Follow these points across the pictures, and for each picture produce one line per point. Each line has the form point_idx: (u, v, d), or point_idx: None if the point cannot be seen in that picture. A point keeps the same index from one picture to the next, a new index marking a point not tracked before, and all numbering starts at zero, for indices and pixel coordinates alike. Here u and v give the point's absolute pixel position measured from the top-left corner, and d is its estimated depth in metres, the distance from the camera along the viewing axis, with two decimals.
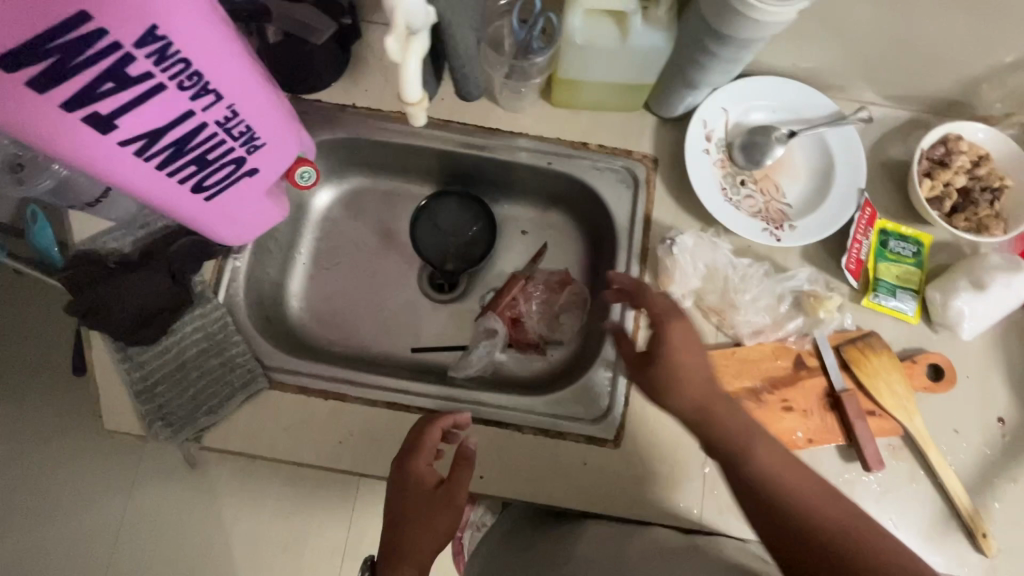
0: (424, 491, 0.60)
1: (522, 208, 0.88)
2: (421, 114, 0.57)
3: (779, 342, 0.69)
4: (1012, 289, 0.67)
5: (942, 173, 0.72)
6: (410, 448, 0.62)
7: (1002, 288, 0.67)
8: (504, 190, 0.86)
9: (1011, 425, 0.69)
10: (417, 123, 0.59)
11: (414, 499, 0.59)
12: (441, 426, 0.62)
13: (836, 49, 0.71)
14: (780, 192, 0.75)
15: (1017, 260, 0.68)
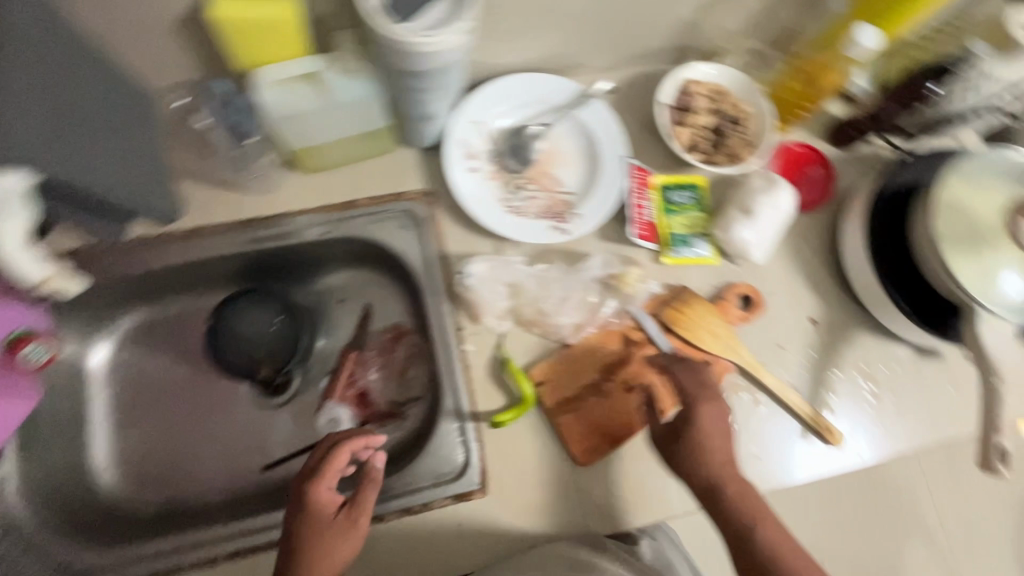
0: (325, 518, 0.57)
1: (331, 277, 0.84)
2: (70, 282, 0.60)
3: (601, 328, 0.70)
4: (781, 209, 0.71)
5: (691, 117, 0.75)
6: (313, 471, 0.59)
7: (772, 212, 0.71)
8: (303, 269, 0.82)
9: (822, 321, 0.75)
10: (74, 288, 0.61)
11: (317, 528, 0.57)
12: (349, 451, 0.59)
13: (554, 36, 0.71)
14: (559, 182, 0.74)
15: (775, 176, 0.72)
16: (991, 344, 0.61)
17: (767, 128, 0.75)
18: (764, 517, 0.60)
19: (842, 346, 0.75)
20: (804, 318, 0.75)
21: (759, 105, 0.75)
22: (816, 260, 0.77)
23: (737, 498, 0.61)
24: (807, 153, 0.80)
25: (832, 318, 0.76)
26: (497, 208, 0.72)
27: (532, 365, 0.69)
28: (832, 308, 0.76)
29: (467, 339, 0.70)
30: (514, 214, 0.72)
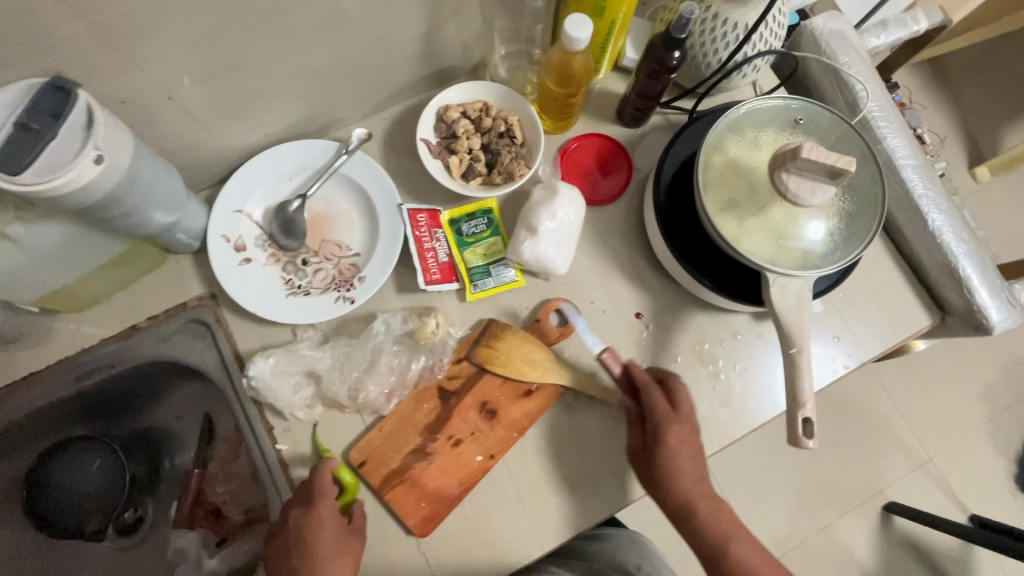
0: (340, 530, 0.59)
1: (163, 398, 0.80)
2: None
3: (414, 388, 0.67)
4: (563, 214, 0.68)
5: (458, 143, 0.71)
6: (312, 495, 0.60)
7: (553, 220, 0.67)
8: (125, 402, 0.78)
9: (648, 313, 0.72)
10: None
11: (333, 540, 0.58)
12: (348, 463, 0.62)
13: (280, 102, 0.67)
14: (344, 246, 0.72)
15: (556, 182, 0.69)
16: (784, 307, 0.58)
17: (537, 134, 0.71)
18: (738, 535, 0.61)
19: (675, 332, 0.72)
20: (628, 314, 0.72)
21: (524, 112, 0.72)
22: (628, 251, 0.74)
23: (710, 520, 0.61)
24: (599, 142, 0.77)
25: (657, 306, 0.72)
26: (279, 294, 0.68)
27: (351, 445, 0.66)
28: (655, 296, 0.73)
29: (280, 438, 0.66)
30: (298, 294, 0.69)
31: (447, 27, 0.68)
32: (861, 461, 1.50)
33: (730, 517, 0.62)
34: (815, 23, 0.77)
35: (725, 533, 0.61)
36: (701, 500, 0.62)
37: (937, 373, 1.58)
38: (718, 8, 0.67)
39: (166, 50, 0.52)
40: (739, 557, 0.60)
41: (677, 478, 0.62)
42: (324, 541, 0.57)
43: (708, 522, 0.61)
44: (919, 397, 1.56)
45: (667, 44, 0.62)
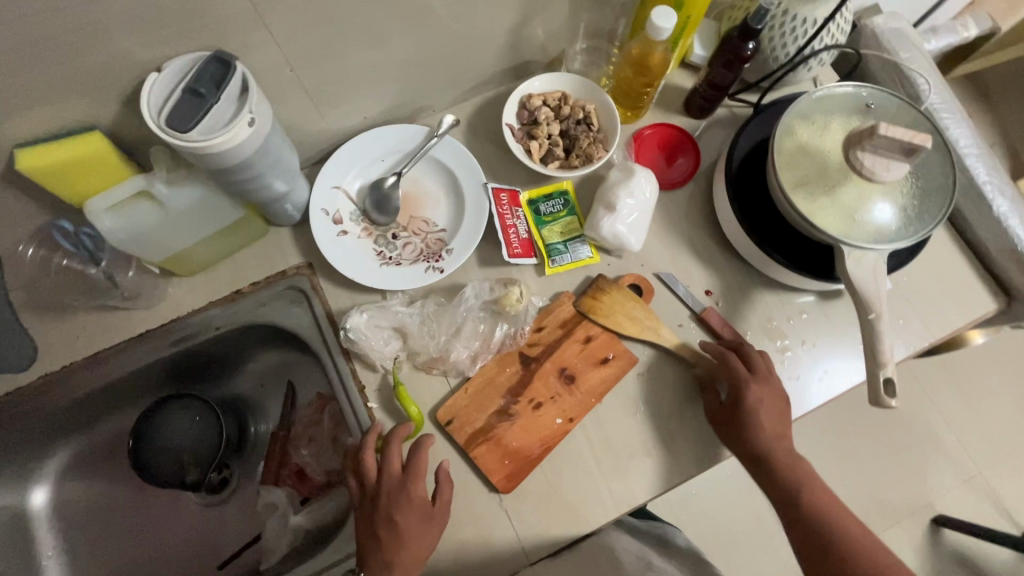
0: (427, 511, 0.62)
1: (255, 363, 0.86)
2: None
3: (497, 353, 0.71)
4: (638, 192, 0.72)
5: (539, 129, 0.77)
6: (400, 480, 0.62)
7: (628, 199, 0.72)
8: (221, 367, 0.84)
9: (718, 291, 0.75)
10: None
11: (421, 525, 0.61)
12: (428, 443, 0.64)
13: (381, 88, 0.74)
14: (431, 223, 0.77)
15: (631, 165, 0.74)
16: (859, 278, 0.61)
17: (613, 120, 0.76)
18: (825, 503, 0.62)
19: (744, 309, 0.75)
20: (699, 291, 0.75)
21: (601, 100, 0.77)
22: (698, 233, 0.77)
23: (788, 467, 0.64)
24: (667, 131, 0.81)
25: (727, 285, 0.76)
26: (372, 263, 0.74)
27: (438, 405, 0.70)
28: (724, 275, 0.76)
29: (371, 396, 0.70)
30: (390, 264, 0.74)
31: (535, 22, 0.74)
32: (903, 467, 1.49)
33: (818, 484, 0.63)
34: (876, 22, 0.81)
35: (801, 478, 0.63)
36: (779, 449, 0.64)
37: (981, 382, 1.56)
38: (788, 5, 0.71)
39: (299, 32, 0.59)
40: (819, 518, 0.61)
41: (762, 429, 0.64)
42: (411, 520, 0.61)
43: (790, 483, 0.63)
44: (961, 403, 1.54)
45: (744, 34, 0.67)
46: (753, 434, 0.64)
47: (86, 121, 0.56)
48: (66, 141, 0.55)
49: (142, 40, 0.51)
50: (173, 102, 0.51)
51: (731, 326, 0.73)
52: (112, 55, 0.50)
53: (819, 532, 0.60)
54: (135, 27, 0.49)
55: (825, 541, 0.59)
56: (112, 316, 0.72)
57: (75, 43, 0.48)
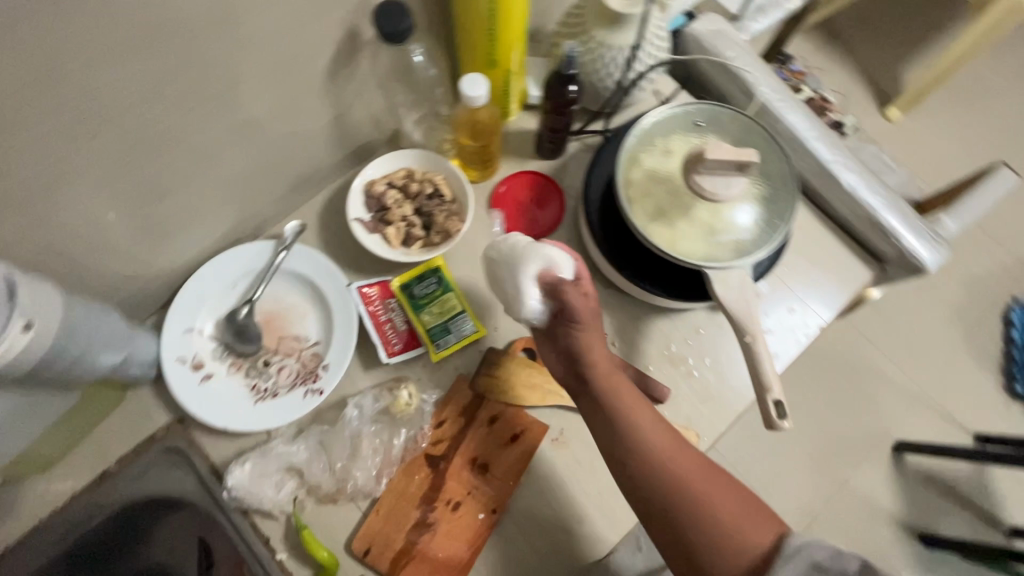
0: None
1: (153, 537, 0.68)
2: None
3: (401, 462, 0.66)
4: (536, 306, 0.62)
5: (391, 213, 0.73)
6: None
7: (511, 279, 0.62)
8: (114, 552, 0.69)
9: (611, 331, 0.74)
10: None
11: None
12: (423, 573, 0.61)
13: (207, 214, 0.68)
14: (302, 339, 0.71)
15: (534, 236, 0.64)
16: (728, 298, 0.61)
17: (463, 187, 0.74)
18: (699, 485, 0.53)
19: (642, 342, 0.73)
20: None
21: (448, 169, 0.74)
22: None
23: (602, 377, 0.59)
24: (524, 180, 0.79)
25: (619, 322, 0.74)
26: (246, 402, 0.68)
27: (353, 537, 0.64)
28: (613, 313, 0.74)
29: (278, 547, 0.64)
30: (266, 398, 0.68)
31: (354, 110, 0.70)
32: (865, 408, 1.47)
33: (675, 447, 0.55)
34: (694, 27, 0.82)
35: (610, 388, 0.58)
36: (598, 359, 0.60)
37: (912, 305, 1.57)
38: (600, 35, 0.70)
39: (78, 200, 0.53)
40: (694, 501, 0.53)
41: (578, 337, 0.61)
42: None
43: (661, 483, 0.54)
44: (900, 331, 1.55)
45: (562, 80, 0.66)
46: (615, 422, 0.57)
47: None
48: None
49: None
50: None
51: (631, 365, 0.71)
52: None
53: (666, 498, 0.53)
54: None
55: (634, 489, 0.55)
56: None
57: None
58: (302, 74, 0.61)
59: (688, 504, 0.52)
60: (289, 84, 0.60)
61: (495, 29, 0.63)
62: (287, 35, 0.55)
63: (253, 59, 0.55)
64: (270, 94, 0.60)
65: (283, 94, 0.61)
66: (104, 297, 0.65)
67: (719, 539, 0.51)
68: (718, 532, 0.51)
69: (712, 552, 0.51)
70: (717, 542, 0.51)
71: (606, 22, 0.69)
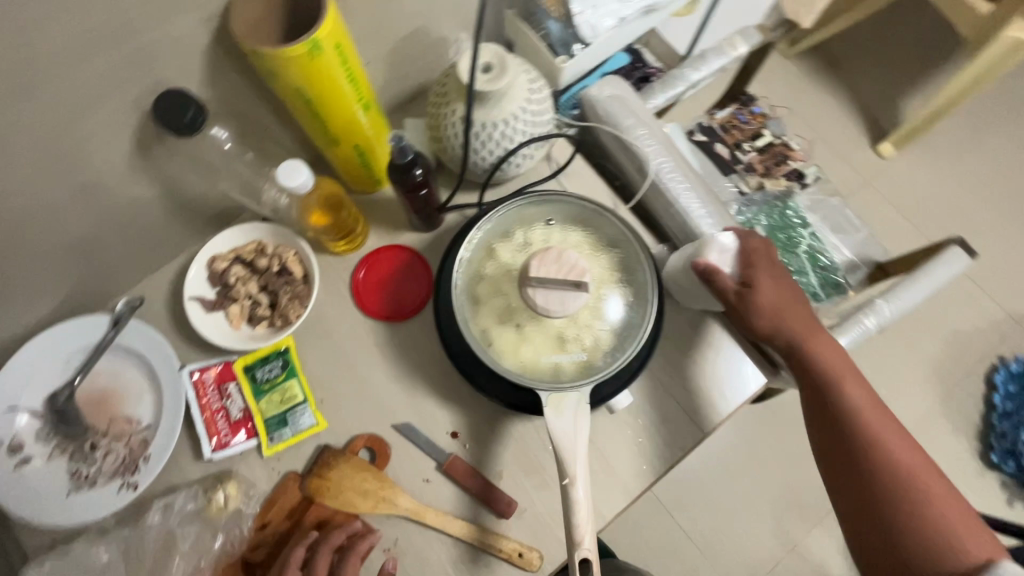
0: None
1: None
2: None
3: (215, 567, 0.62)
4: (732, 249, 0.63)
5: (234, 292, 0.68)
6: None
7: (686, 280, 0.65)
8: None
9: (464, 430, 0.68)
10: None
11: None
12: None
13: (29, 289, 0.64)
14: (132, 422, 0.67)
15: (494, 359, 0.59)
16: (558, 429, 0.54)
17: (312, 267, 0.68)
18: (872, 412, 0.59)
19: (496, 445, 0.67)
20: (443, 435, 0.67)
21: (299, 245, 0.69)
22: (434, 367, 0.70)
23: (855, 428, 0.59)
24: (391, 254, 0.74)
25: (475, 421, 0.68)
26: (62, 490, 0.64)
27: None
28: (468, 411, 0.68)
29: None
30: (83, 487, 0.64)
31: (190, 181, 0.65)
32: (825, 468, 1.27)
33: (843, 359, 0.62)
34: (591, 91, 0.75)
35: (893, 457, 0.57)
36: (870, 434, 0.58)
37: (897, 355, 1.39)
38: (461, 109, 0.64)
39: None
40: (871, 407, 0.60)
41: (848, 397, 0.60)
42: None
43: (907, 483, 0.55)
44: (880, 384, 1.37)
45: (400, 167, 0.60)
46: (878, 475, 0.56)
47: None
48: None
49: None
50: None
51: (479, 473, 0.66)
52: None
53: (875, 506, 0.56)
54: None
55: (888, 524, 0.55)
56: None
57: None
58: (104, 155, 0.56)
59: (899, 484, 0.55)
60: (89, 165, 0.56)
61: (319, 108, 0.57)
62: (66, 121, 0.51)
63: (27, 145, 0.50)
64: (65, 172, 0.55)
65: (85, 173, 0.57)
66: None
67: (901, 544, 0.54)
68: (874, 449, 0.57)
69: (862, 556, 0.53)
70: (922, 515, 0.54)
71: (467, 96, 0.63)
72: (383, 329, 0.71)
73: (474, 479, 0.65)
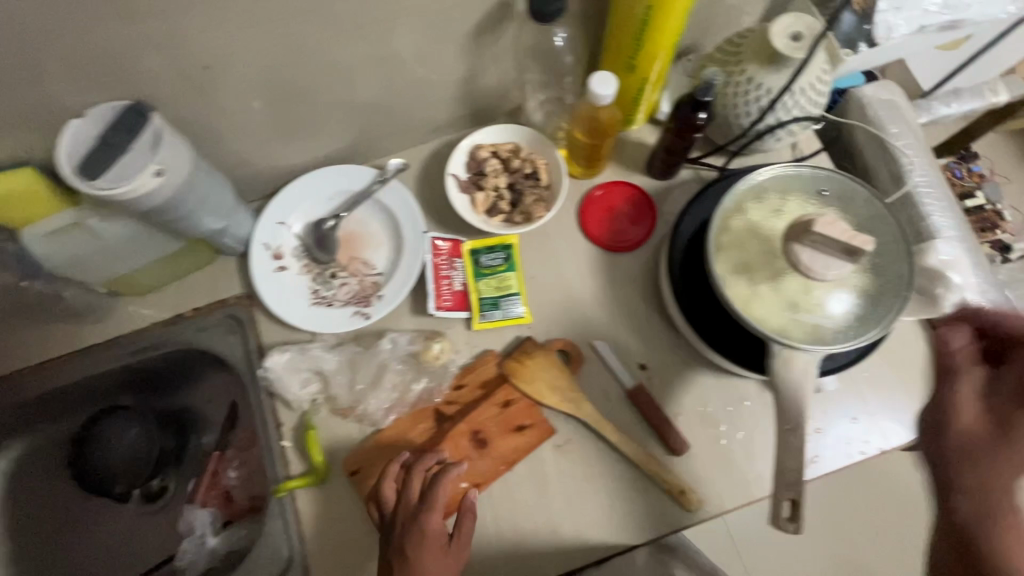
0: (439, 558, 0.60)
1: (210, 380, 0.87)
2: None
3: (413, 406, 0.70)
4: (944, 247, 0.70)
5: (485, 180, 0.75)
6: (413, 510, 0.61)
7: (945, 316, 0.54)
8: (180, 377, 0.86)
9: (652, 365, 0.71)
10: None
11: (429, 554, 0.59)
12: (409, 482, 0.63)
13: (330, 128, 0.74)
14: (369, 265, 0.77)
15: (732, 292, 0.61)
16: (784, 382, 0.56)
17: (560, 179, 0.74)
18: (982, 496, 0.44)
19: (678, 390, 0.71)
20: (632, 364, 0.71)
21: (552, 155, 0.75)
22: (638, 302, 0.74)
23: None
24: (623, 189, 0.78)
25: (663, 361, 0.72)
26: (305, 302, 0.74)
27: (348, 455, 0.69)
28: (661, 350, 0.72)
29: (286, 435, 0.71)
30: (322, 305, 0.74)
31: (486, 74, 0.72)
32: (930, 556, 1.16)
33: None
34: (865, 89, 0.75)
35: None
36: None
37: None
38: (752, 71, 0.66)
39: (231, 81, 0.61)
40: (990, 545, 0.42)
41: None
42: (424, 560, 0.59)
43: None
44: None
45: (692, 105, 0.63)
46: None
47: (22, 157, 0.58)
48: None
49: (65, 89, 0.54)
50: (86, 147, 0.53)
51: (658, 408, 0.69)
52: (37, 102, 0.54)
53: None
54: (53, 79, 0.53)
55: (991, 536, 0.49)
56: (60, 328, 0.75)
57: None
58: (450, 28, 0.64)
59: None
60: (437, 32, 0.64)
61: (644, 33, 0.61)
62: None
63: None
64: (415, 34, 0.63)
65: (426, 40, 0.65)
66: (229, 171, 0.74)
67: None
68: None
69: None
70: None
71: (765, 60, 0.66)
72: (599, 255, 0.76)
73: (654, 411, 0.69)
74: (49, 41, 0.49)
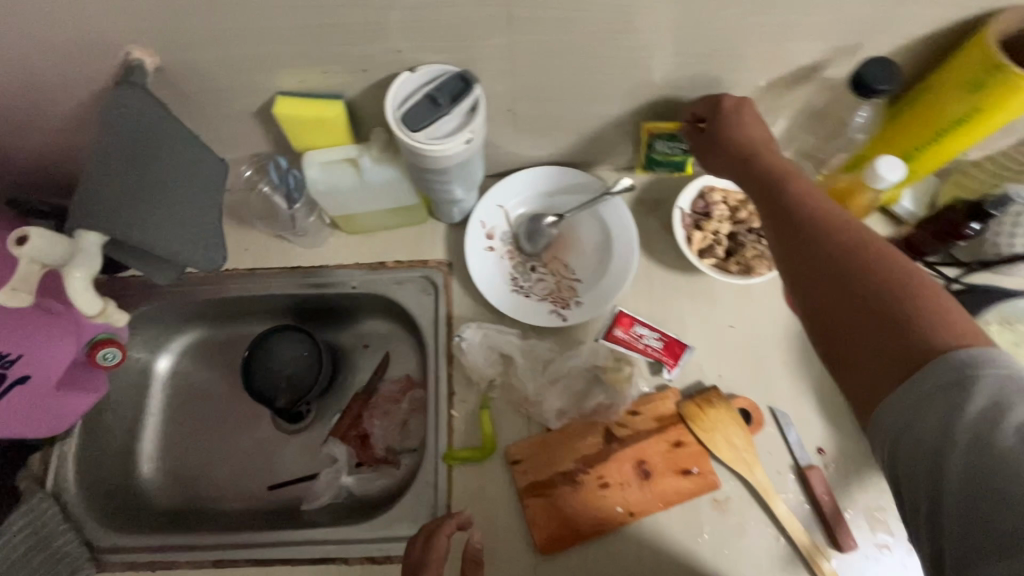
0: None
1: (371, 324, 0.91)
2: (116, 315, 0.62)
3: (586, 417, 0.71)
4: None
5: (708, 222, 0.75)
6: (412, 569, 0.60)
7: None
8: (350, 316, 0.90)
9: (831, 453, 0.70)
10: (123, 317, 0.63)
11: None
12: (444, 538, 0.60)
13: (578, 137, 0.76)
14: (570, 269, 0.78)
15: None
16: None
17: None
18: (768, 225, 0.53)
19: (853, 486, 0.68)
20: (810, 446, 0.70)
21: None
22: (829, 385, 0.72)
23: (888, 296, 0.43)
24: None
25: (843, 451, 0.70)
26: (505, 286, 0.77)
27: (512, 443, 0.71)
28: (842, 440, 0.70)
29: (457, 407, 0.73)
30: (520, 293, 0.76)
31: None
32: None
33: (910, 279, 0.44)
34: None
35: (889, 305, 0.43)
36: (913, 315, 0.42)
37: None
38: None
39: (534, 75, 0.64)
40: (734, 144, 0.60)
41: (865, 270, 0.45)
42: None
43: (844, 258, 0.46)
44: None
45: (972, 212, 0.62)
46: (843, 262, 0.46)
47: (337, 90, 0.63)
48: (307, 100, 0.63)
49: (412, 46, 0.58)
50: (413, 103, 0.57)
51: (832, 497, 0.67)
52: (383, 51, 0.59)
53: (846, 271, 0.46)
54: (409, 34, 0.57)
55: (794, 216, 0.51)
56: (278, 242, 0.80)
57: (363, 34, 0.57)
58: (747, 77, 0.65)
59: (879, 289, 0.44)
60: (737, 78, 0.65)
61: (947, 133, 0.60)
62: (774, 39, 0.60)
63: (734, 42, 0.61)
64: (711, 74, 0.65)
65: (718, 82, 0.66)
66: None
67: (903, 322, 0.42)
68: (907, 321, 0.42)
69: (820, 223, 0.49)
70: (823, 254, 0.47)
71: None
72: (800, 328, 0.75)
73: (826, 501, 0.67)
74: (433, 7, 0.54)
